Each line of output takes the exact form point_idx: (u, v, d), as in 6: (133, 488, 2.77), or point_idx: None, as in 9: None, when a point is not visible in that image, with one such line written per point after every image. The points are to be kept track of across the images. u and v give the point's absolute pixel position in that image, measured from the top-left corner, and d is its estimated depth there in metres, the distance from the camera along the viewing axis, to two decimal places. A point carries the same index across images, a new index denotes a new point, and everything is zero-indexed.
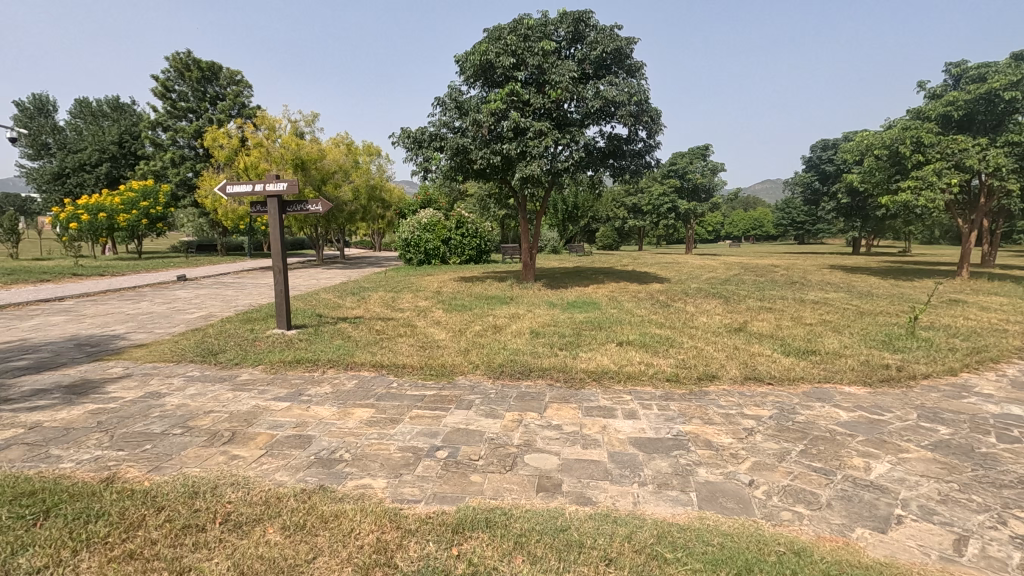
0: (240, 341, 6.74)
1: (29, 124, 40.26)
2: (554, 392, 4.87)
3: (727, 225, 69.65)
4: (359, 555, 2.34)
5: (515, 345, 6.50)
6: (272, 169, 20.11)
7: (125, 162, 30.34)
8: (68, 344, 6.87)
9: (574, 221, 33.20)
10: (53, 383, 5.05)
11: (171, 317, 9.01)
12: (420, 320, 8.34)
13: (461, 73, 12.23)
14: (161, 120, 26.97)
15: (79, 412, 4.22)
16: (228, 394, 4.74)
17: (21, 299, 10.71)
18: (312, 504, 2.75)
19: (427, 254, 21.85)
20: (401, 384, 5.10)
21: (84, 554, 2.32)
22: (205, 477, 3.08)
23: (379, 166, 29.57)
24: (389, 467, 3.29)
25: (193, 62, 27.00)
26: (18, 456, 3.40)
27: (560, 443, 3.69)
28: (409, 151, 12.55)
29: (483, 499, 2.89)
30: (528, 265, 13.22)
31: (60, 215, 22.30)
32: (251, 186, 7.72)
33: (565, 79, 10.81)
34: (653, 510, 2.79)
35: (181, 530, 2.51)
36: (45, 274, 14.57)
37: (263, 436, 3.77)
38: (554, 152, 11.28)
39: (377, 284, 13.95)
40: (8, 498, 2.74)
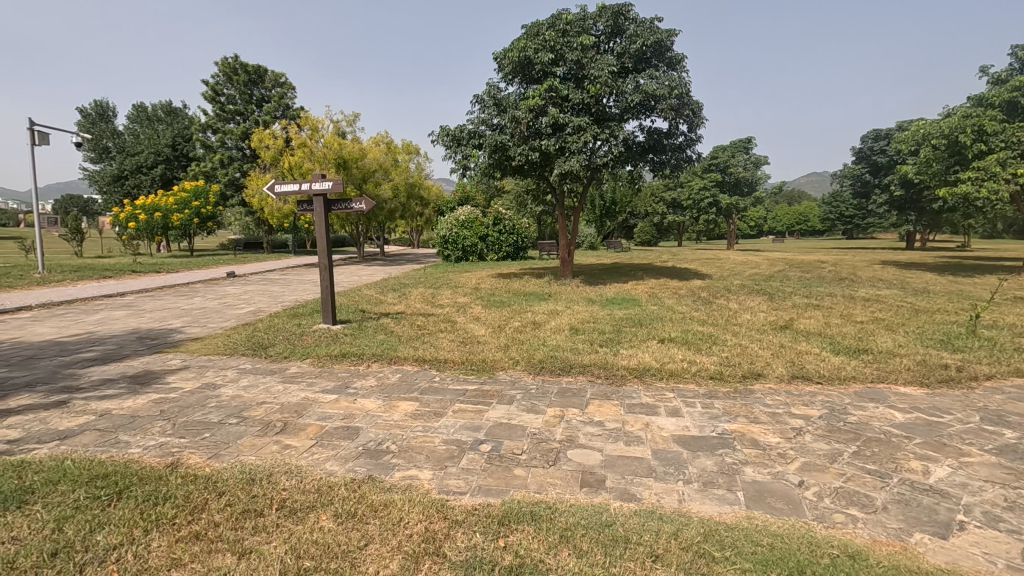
0: (288, 336, 6.98)
1: (92, 129, 42.71)
2: (595, 388, 4.86)
3: (770, 220, 67.68)
4: (409, 543, 2.40)
5: (555, 341, 6.51)
6: (315, 168, 20.66)
7: (178, 164, 31.70)
8: (130, 337, 7.26)
9: (612, 218, 32.85)
10: (118, 374, 5.36)
11: (223, 312, 9.40)
12: (459, 316, 8.45)
13: (499, 70, 12.26)
14: (211, 123, 28.09)
15: (143, 401, 4.47)
16: (279, 386, 4.93)
17: (87, 294, 11.35)
18: (362, 493, 2.84)
19: (465, 251, 22.04)
20: (443, 378, 5.19)
21: (154, 534, 2.46)
22: (261, 465, 3.21)
23: (417, 164, 29.96)
24: (434, 459, 3.36)
25: (240, 65, 28.00)
26: (91, 441, 3.63)
27: (602, 439, 3.69)
28: (448, 149, 12.69)
29: (527, 493, 2.92)
30: (566, 261, 13.18)
31: (120, 215, 23.67)
32: (298, 185, 7.94)
33: (605, 74, 10.73)
34: (699, 508, 2.76)
35: (240, 514, 2.64)
36: (107, 271, 15.44)
37: (313, 427, 3.90)
38: (593, 147, 11.17)
39: (417, 280, 14.20)
40: (85, 480, 2.93)
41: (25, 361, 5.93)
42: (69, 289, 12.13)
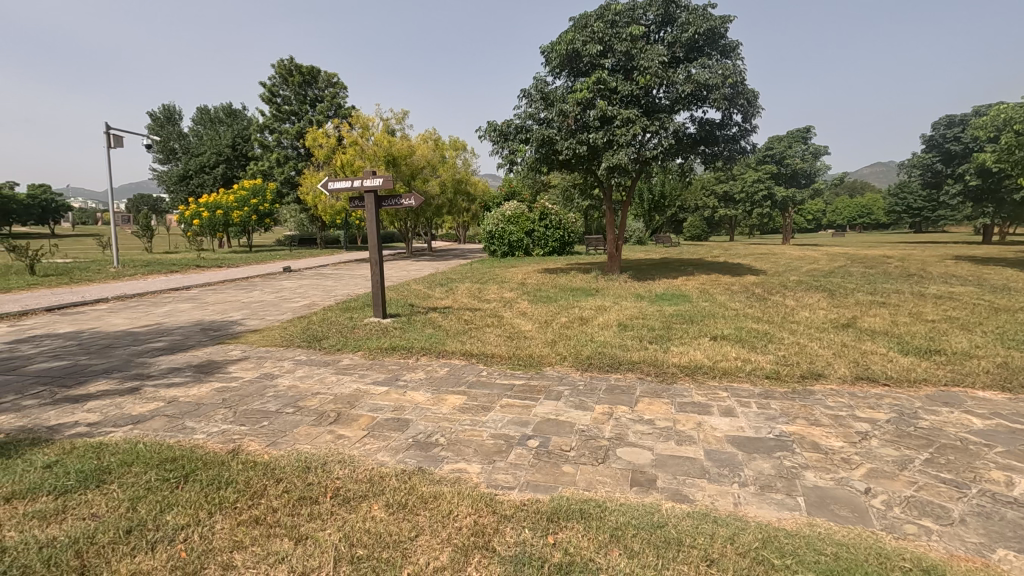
0: (341, 329, 7.18)
1: (161, 132, 45.28)
2: (644, 386, 4.77)
3: (829, 213, 64.71)
4: (459, 536, 2.42)
5: (603, 337, 6.42)
6: (366, 166, 21.16)
7: (237, 163, 33.16)
8: (195, 328, 7.66)
9: (661, 211, 32.15)
10: (184, 363, 5.66)
11: (280, 305, 9.78)
12: (506, 311, 8.45)
13: (547, 64, 12.18)
14: (268, 123, 29.23)
15: (207, 390, 4.70)
16: (332, 377, 5.08)
17: (156, 287, 12.05)
18: (412, 485, 2.88)
19: (511, 246, 22.05)
20: (491, 373, 5.21)
21: (218, 516, 2.58)
22: (315, 454, 3.31)
23: (465, 160, 30.21)
24: (482, 453, 3.38)
25: (295, 67, 28.98)
26: (160, 426, 3.84)
27: (652, 438, 3.61)
28: (495, 144, 12.71)
29: (576, 490, 2.89)
30: (614, 256, 13.00)
31: (186, 213, 25.04)
32: (350, 182, 8.12)
33: (655, 64, 10.47)
34: (756, 512, 2.65)
35: (297, 501, 2.73)
36: (174, 266, 16.33)
37: (365, 418, 3.99)
38: (642, 140, 10.91)
39: (463, 275, 14.33)
40: (155, 462, 3.10)
41: (103, 349, 6.35)
42: (141, 283, 12.92)
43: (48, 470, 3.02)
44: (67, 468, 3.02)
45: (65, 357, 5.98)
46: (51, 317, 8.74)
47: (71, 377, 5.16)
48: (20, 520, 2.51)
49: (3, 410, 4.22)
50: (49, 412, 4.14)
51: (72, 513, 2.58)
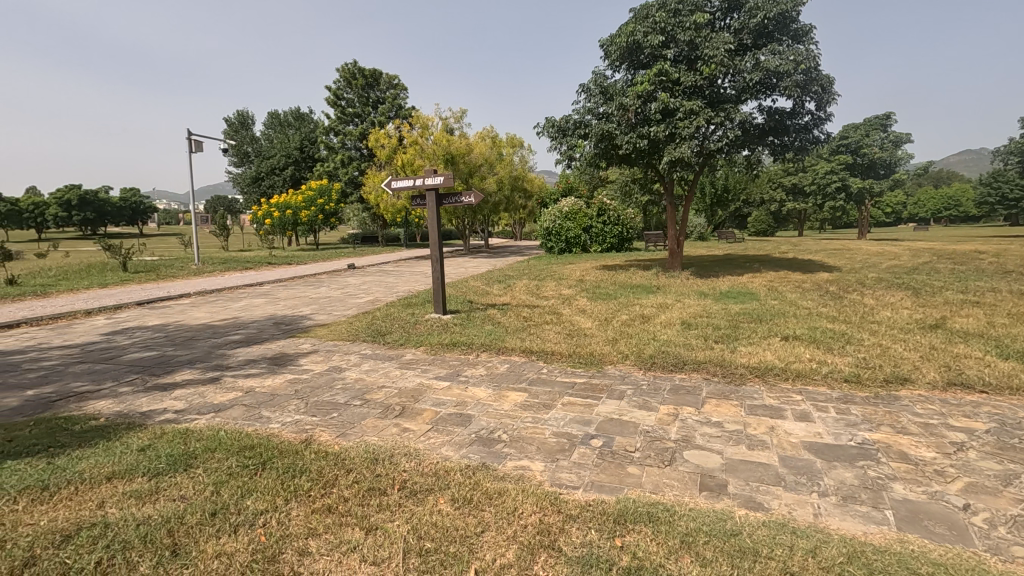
0: (403, 324, 7.36)
1: (236, 136, 48.06)
2: (711, 387, 4.59)
3: (911, 206, 60.26)
4: (524, 534, 2.41)
5: (666, 335, 6.25)
6: (426, 165, 21.64)
7: (305, 165, 34.68)
8: (269, 322, 8.07)
9: (724, 206, 31.02)
10: (259, 355, 5.97)
11: (346, 301, 10.14)
12: (565, 308, 8.38)
13: (606, 57, 11.98)
14: (334, 126, 30.39)
15: (280, 381, 4.93)
16: (397, 371, 5.22)
17: (233, 283, 12.79)
18: (477, 480, 2.90)
19: (568, 243, 21.90)
20: (551, 370, 5.19)
21: (294, 503, 2.69)
22: (382, 446, 3.40)
23: (522, 157, 30.25)
24: (545, 451, 3.36)
25: (359, 70, 29.91)
26: (239, 414, 4.06)
27: (721, 441, 3.47)
28: (553, 141, 12.64)
29: (642, 492, 2.81)
30: (675, 253, 12.67)
31: (259, 213, 26.49)
32: (412, 180, 8.30)
33: (720, 52, 10.07)
34: (838, 525, 2.49)
35: (366, 491, 2.81)
36: (248, 264, 17.29)
37: (428, 413, 4.06)
38: (706, 132, 10.52)
39: (522, 271, 14.37)
40: (236, 449, 3.28)
41: (187, 341, 6.80)
42: (218, 279, 13.73)
43: (143, 453, 3.25)
44: (158, 452, 3.24)
45: (154, 347, 6.45)
46: (143, 310, 9.46)
47: (160, 367, 5.55)
48: (119, 498, 2.71)
49: (102, 395, 4.60)
50: (142, 399, 4.47)
51: (164, 494, 2.77)
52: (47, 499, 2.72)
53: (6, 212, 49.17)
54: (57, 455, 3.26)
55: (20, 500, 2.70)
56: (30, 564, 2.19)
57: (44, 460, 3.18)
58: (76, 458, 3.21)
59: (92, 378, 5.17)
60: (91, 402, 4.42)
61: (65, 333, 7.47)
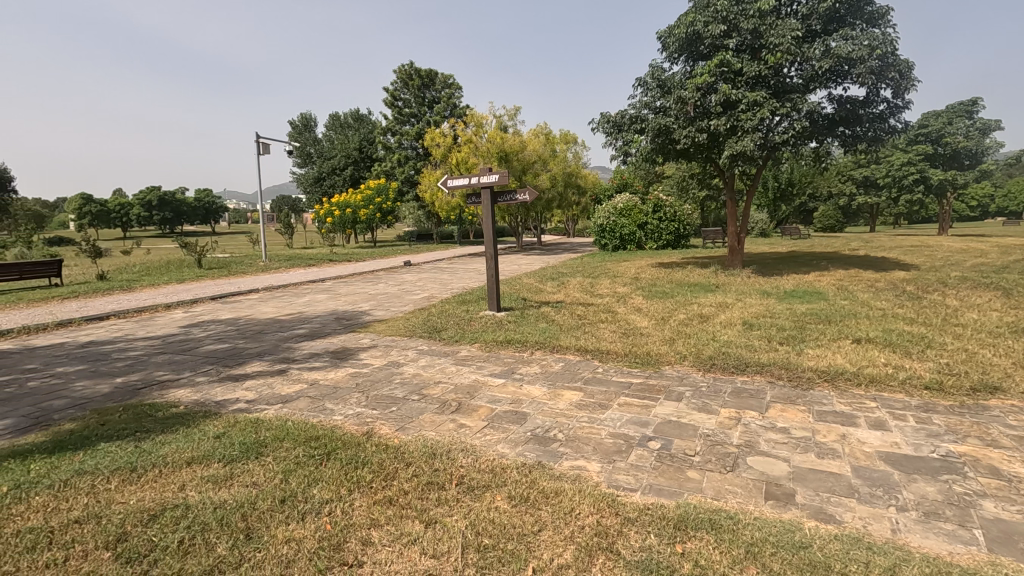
0: (459, 320, 7.46)
1: (300, 138, 50.13)
2: (776, 390, 4.40)
3: (1000, 198, 55.46)
4: (582, 535, 2.39)
5: (726, 336, 6.05)
6: (480, 162, 21.85)
7: (364, 165, 35.76)
8: (330, 317, 8.38)
9: (788, 201, 29.65)
10: (322, 349, 6.20)
11: (402, 297, 10.40)
12: (620, 306, 8.26)
13: (663, 50, 11.69)
14: (391, 126, 31.17)
15: (342, 374, 5.12)
16: (452, 367, 5.30)
17: (297, 279, 13.36)
18: (533, 479, 2.90)
19: (622, 240, 21.53)
20: (607, 369, 5.13)
21: (356, 494, 2.78)
22: (440, 441, 3.46)
23: (575, 154, 30.00)
24: (602, 452, 3.32)
25: (415, 71, 30.50)
26: (305, 405, 4.25)
27: (788, 448, 3.32)
28: (608, 136, 12.44)
29: (704, 498, 2.73)
30: (735, 250, 12.26)
31: (321, 212, 27.57)
32: (468, 178, 8.39)
33: (787, 40, 9.61)
34: (920, 543, 2.33)
35: (425, 485, 2.87)
36: (311, 260, 18.05)
37: (484, 409, 4.11)
38: (771, 124, 10.07)
39: (575, 269, 14.29)
40: (303, 439, 3.43)
41: (256, 334, 7.17)
42: (284, 276, 14.38)
43: (218, 440, 3.45)
44: (233, 439, 3.44)
45: (227, 340, 6.84)
46: (216, 305, 10.06)
47: (232, 359, 5.87)
48: (199, 482, 2.90)
49: (182, 384, 4.92)
50: (216, 389, 4.74)
51: (238, 479, 2.93)
52: (135, 480, 2.94)
53: (96, 213, 53.49)
54: (143, 440, 3.51)
55: (113, 479, 2.94)
56: (122, 539, 2.37)
57: (132, 444, 3.44)
58: (160, 443, 3.44)
59: (172, 368, 5.54)
60: (172, 390, 4.74)
61: (148, 326, 8.03)
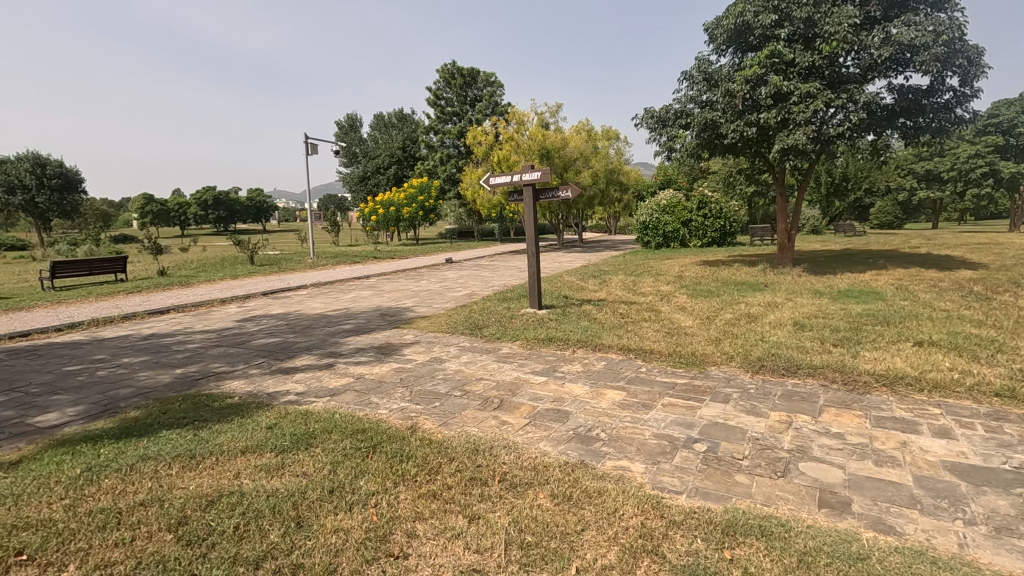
0: (500, 318, 7.50)
1: (346, 138, 51.35)
2: (830, 394, 4.22)
3: None
4: (626, 536, 2.36)
5: (776, 337, 5.84)
6: (522, 160, 21.88)
7: (407, 163, 36.34)
8: (375, 313, 8.57)
9: (842, 196, 28.40)
10: (367, 344, 6.35)
11: (444, 294, 10.52)
12: (664, 305, 8.12)
13: (711, 41, 11.38)
14: (433, 125, 31.57)
15: (387, 369, 5.23)
16: (494, 364, 5.33)
17: (343, 276, 13.72)
18: (576, 477, 2.88)
19: (666, 237, 21.14)
20: (650, 369, 5.04)
21: (401, 487, 2.83)
22: (483, 437, 3.48)
23: (618, 150, 29.64)
24: (645, 452, 3.26)
25: (457, 70, 30.75)
26: (352, 399, 4.37)
27: (843, 454, 3.18)
28: (652, 132, 12.22)
29: (752, 503, 2.65)
30: (786, 248, 11.87)
31: (367, 210, 28.21)
32: (510, 176, 8.40)
33: (843, 28, 9.19)
34: (991, 559, 2.19)
35: (468, 481, 2.89)
36: (356, 258, 18.51)
37: (526, 406, 4.11)
38: (825, 116, 9.66)
39: (617, 267, 14.13)
40: (350, 431, 3.53)
41: (305, 329, 7.41)
42: (331, 272, 14.79)
43: (270, 430, 3.58)
44: (284, 430, 3.57)
45: (278, 334, 7.10)
46: (267, 300, 10.45)
47: (283, 352, 6.08)
48: (252, 470, 3.01)
49: (236, 376, 5.15)
50: (268, 381, 4.93)
51: (289, 469, 3.03)
52: (194, 466, 3.09)
53: (157, 212, 56.62)
54: (201, 428, 3.68)
55: (174, 465, 3.09)
56: (183, 523, 2.50)
57: (191, 432, 3.61)
58: (216, 432, 3.60)
59: (227, 360, 5.78)
60: (227, 381, 4.96)
61: (204, 319, 8.42)
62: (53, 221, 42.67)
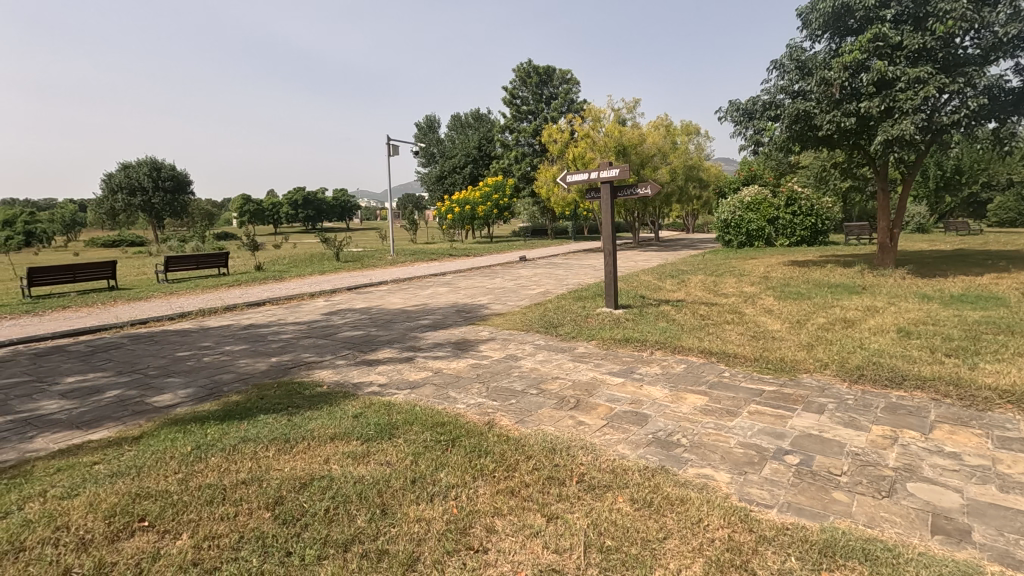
0: (575, 317, 7.43)
1: (425, 139, 52.92)
2: (943, 410, 3.82)
3: None
4: (711, 549, 2.26)
5: (877, 344, 5.38)
6: (598, 157, 21.55)
7: (482, 163, 36.86)
8: (451, 309, 8.78)
9: (954, 190, 25.82)
10: (444, 340, 6.50)
11: (519, 292, 10.58)
12: (749, 307, 7.73)
13: (804, 28, 10.69)
14: (509, 124, 31.85)
15: (464, 365, 5.32)
16: (570, 363, 5.29)
17: (421, 272, 14.17)
18: (657, 483, 2.79)
19: (749, 236, 20.16)
20: (734, 374, 4.79)
21: (480, 482, 2.87)
22: (560, 436, 3.46)
23: (698, 146, 28.59)
24: (731, 462, 3.11)
25: (533, 69, 30.86)
26: (431, 392, 4.49)
27: (960, 476, 2.87)
28: (738, 125, 11.68)
29: (853, 524, 2.45)
30: (887, 247, 10.95)
31: (444, 209, 28.92)
32: (588, 173, 8.28)
33: (961, 5, 8.33)
34: None
35: (546, 480, 2.88)
36: (432, 255, 19.05)
37: (603, 408, 4.04)
38: (937, 104, 8.80)
39: (696, 266, 13.62)
40: (431, 424, 3.62)
41: (386, 324, 7.71)
42: (409, 269, 15.29)
43: (356, 419, 3.76)
44: (369, 419, 3.73)
45: (362, 327, 7.43)
46: (351, 294, 10.97)
47: (366, 345, 6.36)
48: (340, 457, 3.16)
49: (324, 366, 5.44)
50: (353, 372, 5.17)
51: (374, 457, 3.16)
52: (289, 450, 3.29)
53: (254, 212, 61.24)
54: (294, 414, 3.91)
55: (271, 448, 3.31)
56: (279, 503, 2.66)
57: (285, 417, 3.85)
58: (308, 418, 3.82)
59: (316, 351, 6.12)
60: (317, 371, 5.26)
61: (295, 312, 8.97)
62: (165, 220, 47.12)
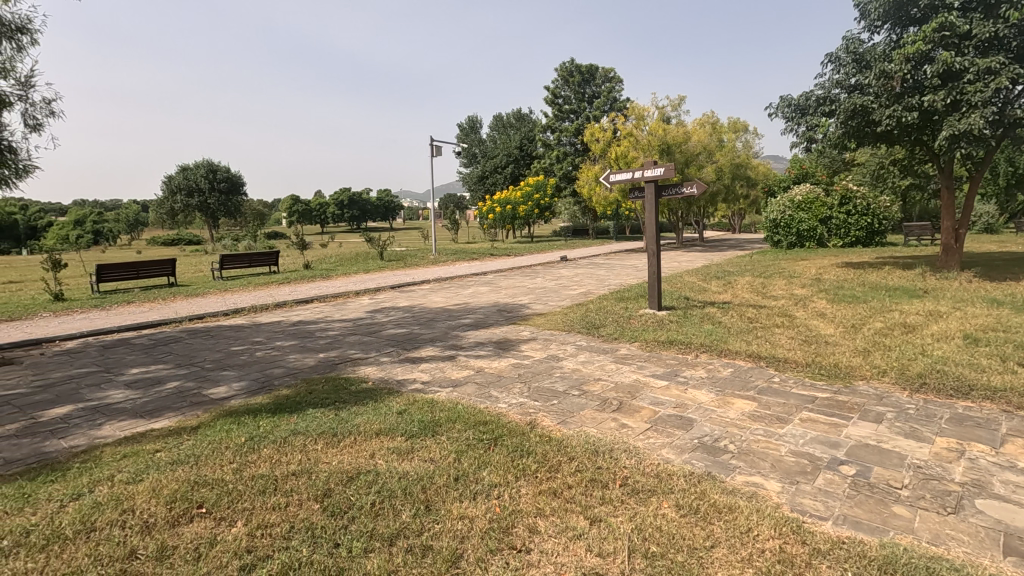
0: (617, 318, 7.33)
1: (467, 139, 53.37)
2: (1016, 422, 3.58)
3: None
4: (761, 559, 2.19)
5: (940, 351, 5.09)
6: (640, 156, 21.21)
7: (524, 162, 36.91)
8: (493, 308, 8.82)
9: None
10: (486, 339, 6.53)
11: (560, 292, 10.54)
12: (799, 310, 7.44)
13: (862, 18, 10.23)
14: (551, 124, 31.75)
15: (505, 364, 5.34)
16: (612, 365, 5.23)
17: (463, 272, 14.29)
18: (703, 490, 2.72)
19: (800, 237, 19.51)
20: (785, 380, 4.62)
21: (522, 482, 2.87)
22: (602, 439, 3.42)
23: (746, 143, 27.77)
24: (782, 470, 3.00)
25: (576, 68, 30.71)
26: (472, 390, 4.52)
27: None
28: (790, 122, 11.30)
29: (915, 541, 2.32)
30: (951, 248, 10.34)
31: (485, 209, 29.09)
32: (632, 172, 8.15)
33: None
34: None
35: (589, 482, 2.85)
36: (474, 254, 19.19)
37: (647, 411, 3.97)
38: (1009, 95, 8.26)
39: (743, 267, 13.26)
40: (473, 422, 3.65)
41: (428, 322, 7.81)
42: (451, 268, 15.45)
43: (400, 415, 3.82)
44: (412, 416, 3.79)
45: (405, 325, 7.56)
46: (395, 293, 11.18)
47: (409, 343, 6.47)
48: (385, 452, 3.22)
49: (369, 362, 5.57)
50: (397, 369, 5.27)
51: (418, 454, 3.21)
52: (336, 443, 3.38)
53: (302, 211, 63.32)
54: (341, 409, 4.01)
55: (320, 441, 3.41)
56: (327, 495, 2.74)
57: (333, 411, 3.96)
58: (354, 413, 3.92)
59: (361, 348, 6.27)
60: (362, 367, 5.39)
61: (341, 310, 9.21)
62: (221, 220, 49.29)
